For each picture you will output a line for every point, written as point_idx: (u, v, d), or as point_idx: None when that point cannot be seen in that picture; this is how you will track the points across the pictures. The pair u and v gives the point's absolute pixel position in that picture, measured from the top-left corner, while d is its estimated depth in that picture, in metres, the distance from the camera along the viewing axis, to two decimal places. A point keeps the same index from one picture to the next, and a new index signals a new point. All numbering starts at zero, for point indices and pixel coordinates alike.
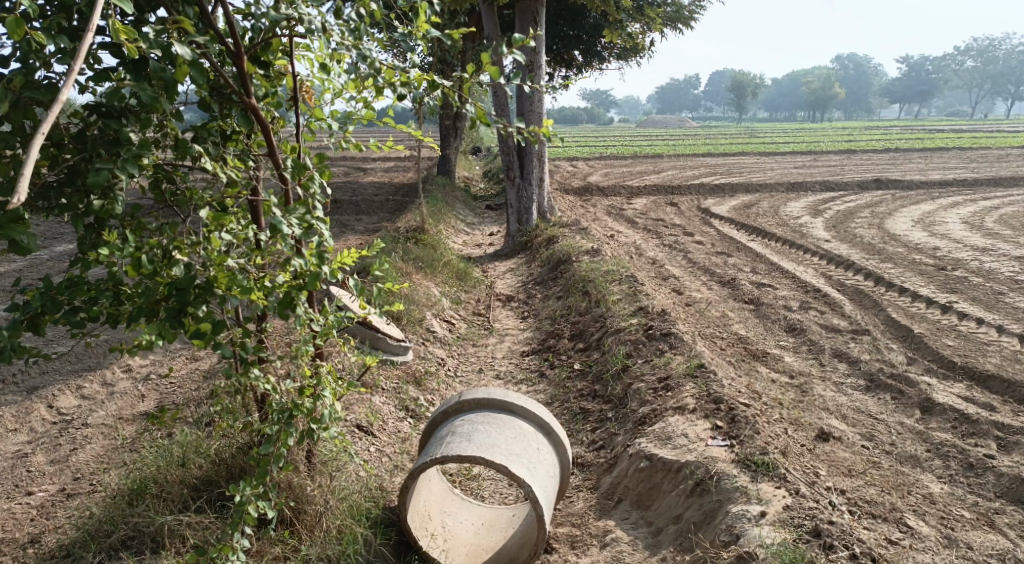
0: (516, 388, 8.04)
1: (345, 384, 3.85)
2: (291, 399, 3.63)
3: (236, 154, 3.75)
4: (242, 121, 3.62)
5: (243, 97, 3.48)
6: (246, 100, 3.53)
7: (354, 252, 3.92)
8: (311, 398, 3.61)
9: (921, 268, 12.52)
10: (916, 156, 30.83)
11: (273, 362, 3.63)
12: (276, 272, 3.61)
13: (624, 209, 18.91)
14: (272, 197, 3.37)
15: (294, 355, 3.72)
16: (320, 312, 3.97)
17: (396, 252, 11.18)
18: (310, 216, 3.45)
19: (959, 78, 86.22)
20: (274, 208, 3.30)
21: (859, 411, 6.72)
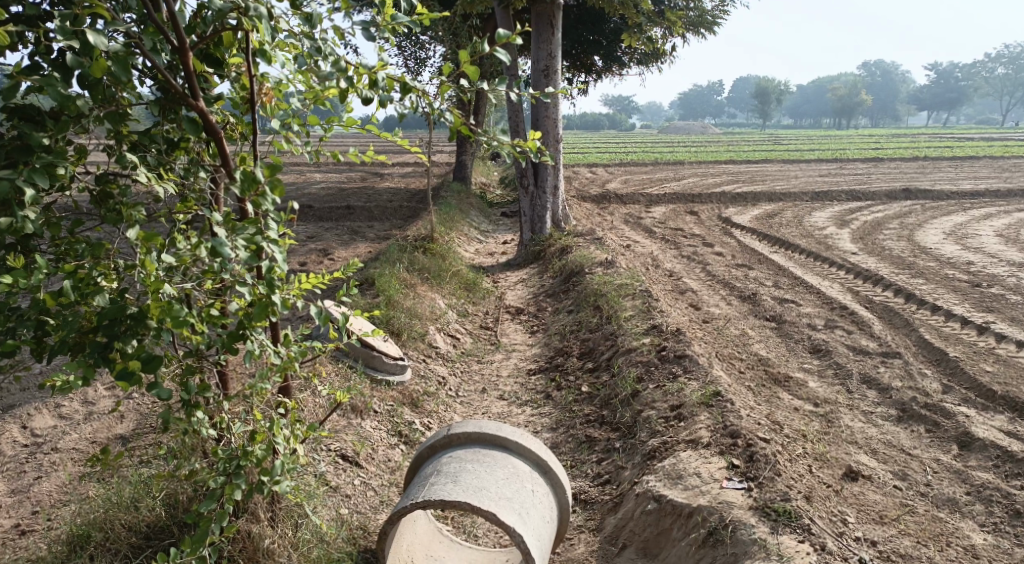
0: (519, 411, 7.55)
1: (306, 427, 3.36)
2: (242, 444, 3.16)
3: (186, 162, 3.26)
4: (189, 129, 2.91)
5: (188, 100, 2.99)
6: (194, 103, 3.02)
7: (318, 276, 3.42)
8: (263, 445, 3.13)
9: (955, 284, 11.93)
10: (946, 165, 30.09)
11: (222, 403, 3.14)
12: (227, 301, 3.11)
13: (643, 218, 18.38)
14: (215, 214, 2.85)
15: (247, 394, 3.25)
16: (282, 343, 3.48)
17: (401, 262, 10.71)
18: (262, 236, 2.89)
19: (989, 86, 84.88)
20: (215, 228, 2.77)
21: (891, 446, 6.18)
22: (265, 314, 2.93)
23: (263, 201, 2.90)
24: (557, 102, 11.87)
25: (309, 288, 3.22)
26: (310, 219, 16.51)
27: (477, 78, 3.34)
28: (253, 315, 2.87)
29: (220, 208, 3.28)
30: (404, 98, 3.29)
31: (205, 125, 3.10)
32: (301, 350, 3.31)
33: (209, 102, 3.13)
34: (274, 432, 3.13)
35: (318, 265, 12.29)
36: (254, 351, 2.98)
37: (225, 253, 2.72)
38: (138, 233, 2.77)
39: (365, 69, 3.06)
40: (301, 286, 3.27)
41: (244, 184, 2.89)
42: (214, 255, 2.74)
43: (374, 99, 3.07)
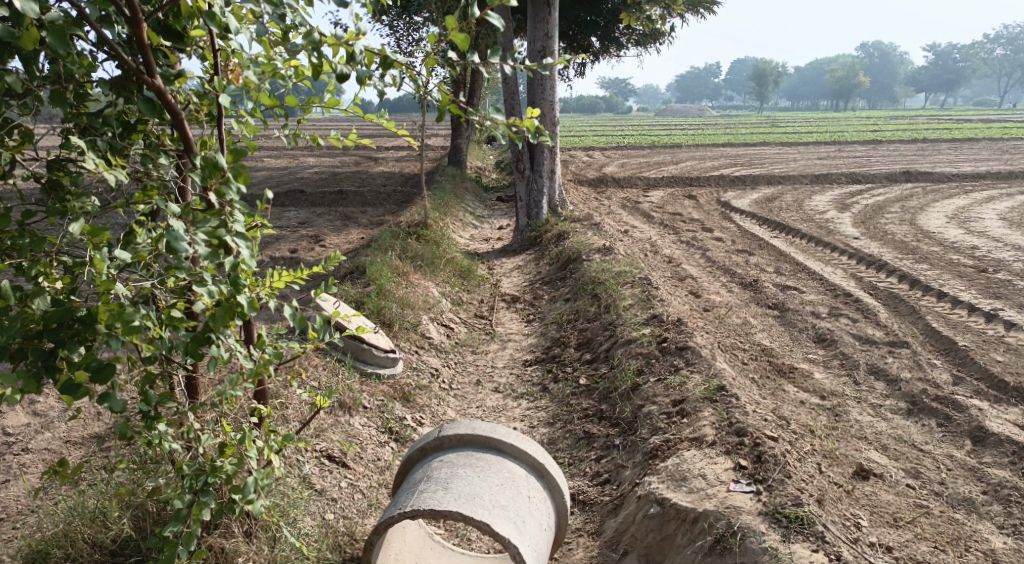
0: (515, 404, 7.29)
1: (282, 438, 3.07)
2: (209, 459, 2.87)
3: (144, 148, 2.97)
4: (143, 109, 2.65)
5: (143, 76, 2.71)
6: (149, 81, 2.74)
7: (292, 274, 3.12)
8: (233, 460, 2.85)
9: (960, 270, 11.67)
10: (945, 148, 29.80)
11: (186, 413, 2.84)
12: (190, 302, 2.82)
13: (640, 202, 18.07)
14: (172, 205, 2.56)
15: (215, 403, 2.96)
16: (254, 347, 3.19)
17: (393, 250, 10.41)
18: (226, 230, 2.60)
19: (986, 69, 84.47)
20: (171, 219, 2.48)
21: (902, 442, 5.93)
22: (231, 315, 2.63)
23: (227, 190, 2.61)
24: (553, 83, 11.56)
25: (281, 288, 2.96)
26: (302, 204, 16.19)
27: (465, 51, 3.03)
28: (216, 319, 2.58)
29: (184, 198, 3.01)
30: (383, 75, 2.99)
31: (164, 104, 2.82)
32: (274, 353, 3.05)
33: (168, 80, 2.84)
34: (246, 445, 2.84)
35: (309, 252, 11.98)
36: (220, 356, 2.70)
37: (182, 248, 2.43)
38: (83, 228, 2.47)
39: (338, 40, 2.76)
40: (273, 284, 3.00)
41: (205, 171, 2.60)
42: (169, 252, 2.45)
43: (351, 75, 2.78)
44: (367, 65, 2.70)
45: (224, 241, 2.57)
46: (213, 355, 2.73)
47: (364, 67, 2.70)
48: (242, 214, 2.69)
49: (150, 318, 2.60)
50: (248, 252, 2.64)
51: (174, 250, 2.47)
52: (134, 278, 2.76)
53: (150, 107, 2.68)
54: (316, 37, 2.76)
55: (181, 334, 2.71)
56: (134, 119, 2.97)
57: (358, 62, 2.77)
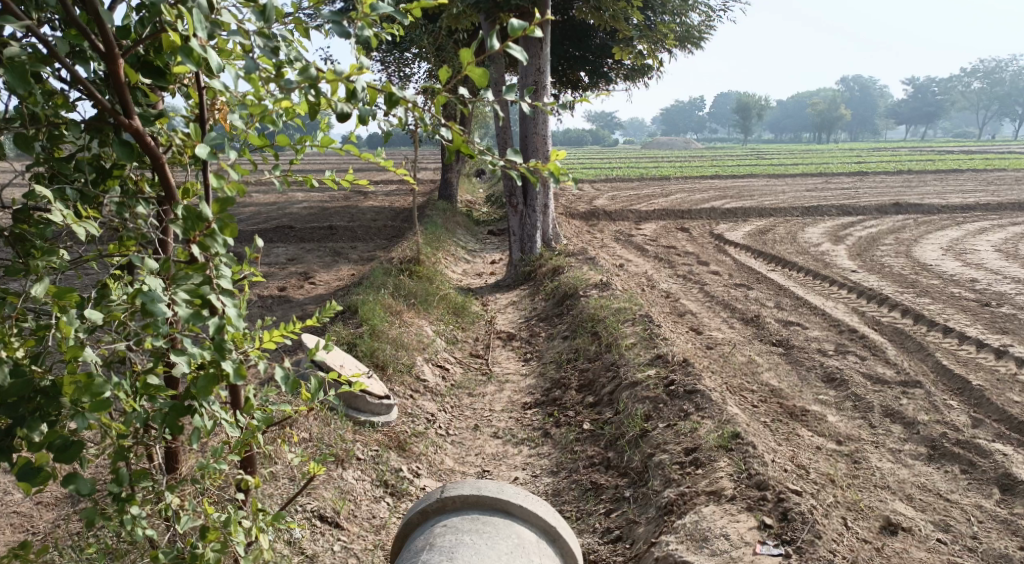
0: (516, 451, 6.94)
1: (270, 517, 2.74)
2: (189, 545, 2.53)
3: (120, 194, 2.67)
4: (117, 152, 2.35)
5: (119, 116, 2.39)
6: (126, 122, 2.42)
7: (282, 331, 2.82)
8: (216, 545, 2.50)
9: (963, 304, 11.44)
10: (931, 179, 29.85)
11: (164, 492, 2.51)
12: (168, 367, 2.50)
13: (633, 235, 17.85)
14: (149, 260, 2.25)
15: (197, 480, 2.62)
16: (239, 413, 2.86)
17: (384, 288, 10.09)
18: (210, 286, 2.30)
19: (967, 100, 85.46)
20: (148, 277, 2.17)
21: (927, 491, 5.62)
22: (215, 383, 2.31)
23: (213, 243, 2.31)
24: (546, 117, 11.35)
25: (272, 348, 2.65)
26: (291, 240, 15.89)
27: (478, 89, 2.73)
28: (198, 389, 2.27)
29: (164, 248, 2.72)
30: (387, 113, 2.68)
31: (143, 147, 2.50)
32: (264, 417, 2.73)
33: (146, 121, 2.51)
34: (233, 528, 2.49)
35: (297, 291, 11.64)
36: (203, 430, 2.38)
37: (160, 312, 2.12)
38: (48, 289, 2.17)
39: (339, 75, 2.44)
40: (262, 343, 2.69)
41: (188, 223, 2.29)
42: (146, 316, 2.14)
43: (351, 115, 2.46)
44: (372, 104, 2.39)
45: (208, 300, 2.26)
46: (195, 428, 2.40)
47: (368, 105, 2.38)
48: (229, 268, 2.38)
49: (124, 387, 2.27)
50: (235, 311, 2.31)
51: (152, 313, 2.16)
52: (107, 341, 2.46)
53: (126, 151, 2.37)
54: (314, 72, 2.46)
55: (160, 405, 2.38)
56: (110, 163, 2.67)
57: (361, 99, 2.46)
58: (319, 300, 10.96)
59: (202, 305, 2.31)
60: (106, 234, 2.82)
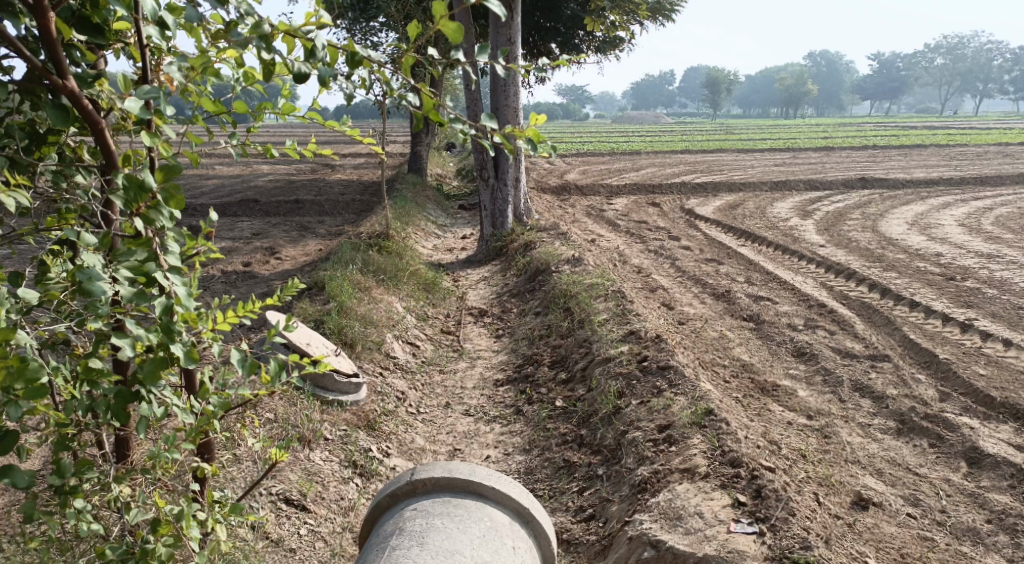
0: (488, 429, 6.89)
1: (229, 508, 2.65)
2: (141, 539, 2.44)
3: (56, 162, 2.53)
4: (52, 115, 2.23)
5: (52, 77, 2.26)
6: (60, 83, 2.28)
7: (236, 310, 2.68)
8: (168, 540, 2.41)
9: (928, 278, 11.54)
10: (896, 154, 30.14)
11: (110, 485, 2.41)
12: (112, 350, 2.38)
13: (604, 210, 17.80)
14: (89, 233, 2.13)
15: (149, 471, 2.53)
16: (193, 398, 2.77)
17: (353, 264, 9.95)
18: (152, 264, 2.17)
19: (931, 75, 86.29)
20: (84, 251, 2.05)
21: (896, 465, 5.65)
22: (162, 368, 2.20)
23: (157, 216, 2.20)
24: (517, 88, 11.21)
25: (229, 329, 2.56)
26: (257, 214, 15.66)
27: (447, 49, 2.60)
28: (145, 374, 2.17)
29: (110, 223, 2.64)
30: (349, 75, 2.56)
31: (80, 112, 2.36)
32: (220, 400, 2.65)
33: (82, 82, 2.37)
34: (186, 521, 2.40)
35: (264, 266, 11.46)
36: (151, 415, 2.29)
37: (99, 291, 2.01)
38: None
39: (295, 29, 2.33)
40: (216, 323, 2.57)
41: (131, 193, 2.15)
42: (86, 295, 2.04)
43: (310, 75, 2.33)
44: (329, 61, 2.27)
45: (153, 277, 2.15)
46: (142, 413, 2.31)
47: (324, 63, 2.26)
48: (177, 241, 2.26)
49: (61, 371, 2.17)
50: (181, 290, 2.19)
51: (90, 292, 2.05)
52: (45, 321, 2.35)
53: (60, 114, 2.24)
54: (267, 28, 2.35)
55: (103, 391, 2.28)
56: (45, 128, 2.52)
57: (321, 58, 2.34)
58: (285, 276, 10.81)
59: (146, 284, 2.18)
60: (44, 206, 2.68)
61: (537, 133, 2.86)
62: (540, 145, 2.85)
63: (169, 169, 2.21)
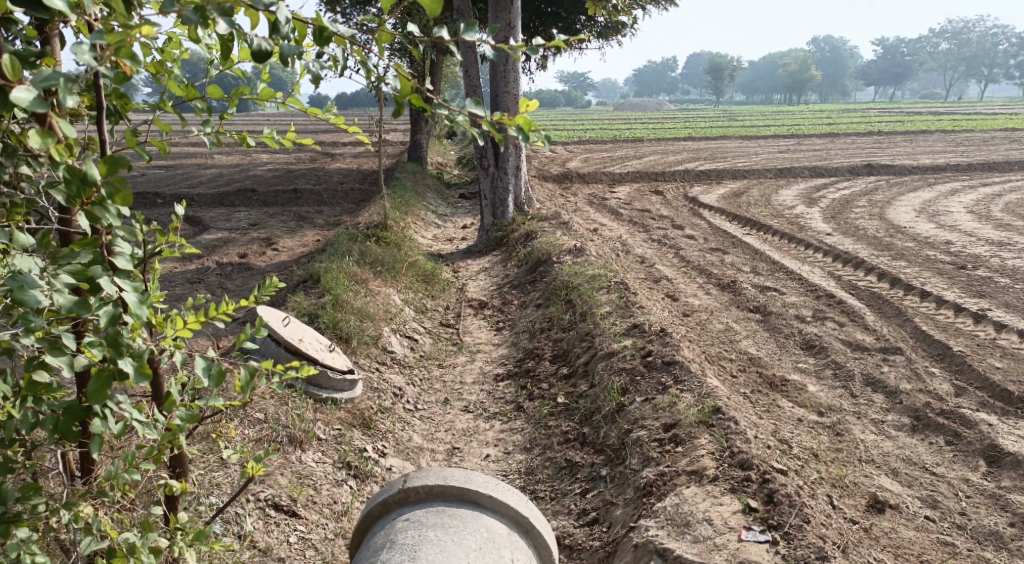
0: (487, 426, 6.67)
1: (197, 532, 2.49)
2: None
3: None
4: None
5: None
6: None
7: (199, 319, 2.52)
8: None
9: (939, 267, 11.28)
10: (901, 140, 29.81)
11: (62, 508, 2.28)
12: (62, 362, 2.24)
13: (607, 199, 17.54)
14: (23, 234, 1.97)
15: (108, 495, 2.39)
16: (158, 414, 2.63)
17: (350, 256, 9.72)
18: (97, 270, 2.02)
19: (936, 61, 85.65)
20: (15, 257, 1.95)
21: (911, 465, 5.43)
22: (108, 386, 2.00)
23: (103, 213, 2.05)
24: (517, 75, 10.94)
25: (191, 335, 2.42)
26: (255, 205, 15.43)
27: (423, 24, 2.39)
28: (88, 393, 1.97)
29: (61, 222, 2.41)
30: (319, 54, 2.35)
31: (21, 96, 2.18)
32: (186, 413, 2.51)
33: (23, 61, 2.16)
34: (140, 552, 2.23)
35: (261, 259, 11.24)
36: (104, 434, 2.18)
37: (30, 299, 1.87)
38: None
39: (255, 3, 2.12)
40: (177, 331, 2.41)
41: (73, 187, 2.02)
42: (18, 304, 1.91)
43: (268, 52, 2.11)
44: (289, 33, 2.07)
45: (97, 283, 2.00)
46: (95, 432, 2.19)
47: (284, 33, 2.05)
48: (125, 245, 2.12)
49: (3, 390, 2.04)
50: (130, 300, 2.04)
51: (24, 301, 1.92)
52: None
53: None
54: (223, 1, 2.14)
55: (50, 409, 2.14)
56: None
57: (283, 34, 2.13)
58: (281, 267, 10.60)
59: (89, 292, 2.03)
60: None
61: (528, 122, 2.62)
62: (530, 135, 2.61)
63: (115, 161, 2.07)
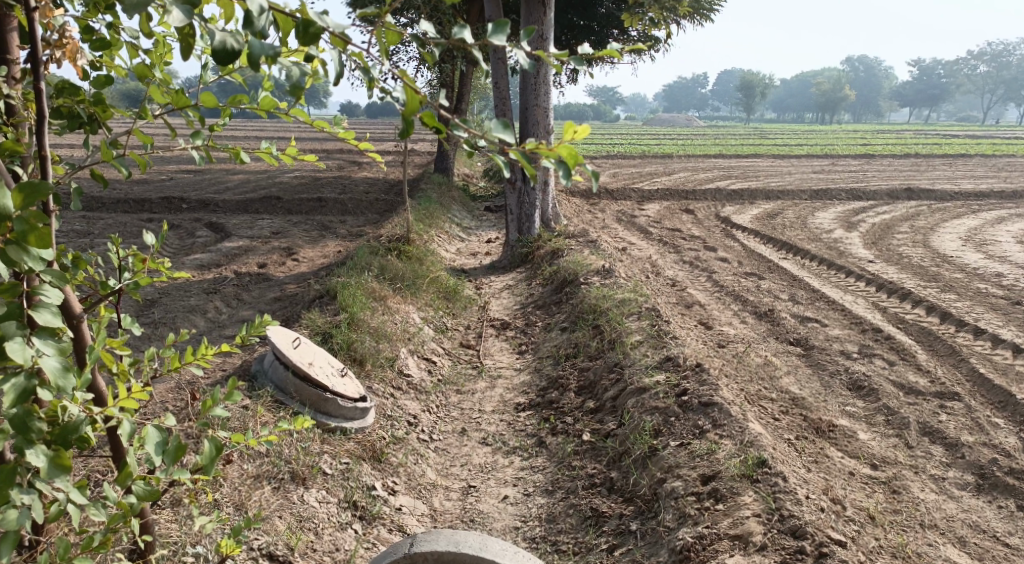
0: (506, 462, 6.15)
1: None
2: None
3: None
4: None
5: None
6: None
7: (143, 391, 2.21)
8: None
9: (991, 301, 10.65)
10: (939, 163, 29.03)
11: None
12: None
13: (637, 216, 17.00)
14: None
15: None
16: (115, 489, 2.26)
17: (368, 270, 9.26)
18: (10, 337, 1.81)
19: (973, 83, 84.23)
20: None
21: (981, 533, 4.90)
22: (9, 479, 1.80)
23: (21, 256, 1.84)
24: (548, 87, 10.46)
25: (140, 402, 2.14)
26: (278, 212, 15.06)
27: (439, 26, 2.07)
28: None
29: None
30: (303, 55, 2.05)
31: None
32: (145, 489, 2.14)
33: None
34: None
35: (276, 269, 10.81)
36: (19, 527, 1.87)
37: None
38: None
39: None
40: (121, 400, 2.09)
41: None
42: None
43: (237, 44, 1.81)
44: (268, 26, 1.88)
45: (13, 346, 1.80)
46: (9, 526, 1.87)
47: (259, 25, 1.87)
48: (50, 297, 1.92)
49: None
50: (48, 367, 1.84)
51: None
52: None
53: None
54: None
55: None
56: None
57: (258, 29, 1.88)
58: (299, 280, 10.16)
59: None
60: None
61: (571, 154, 2.19)
62: (574, 171, 2.19)
63: (36, 192, 1.81)
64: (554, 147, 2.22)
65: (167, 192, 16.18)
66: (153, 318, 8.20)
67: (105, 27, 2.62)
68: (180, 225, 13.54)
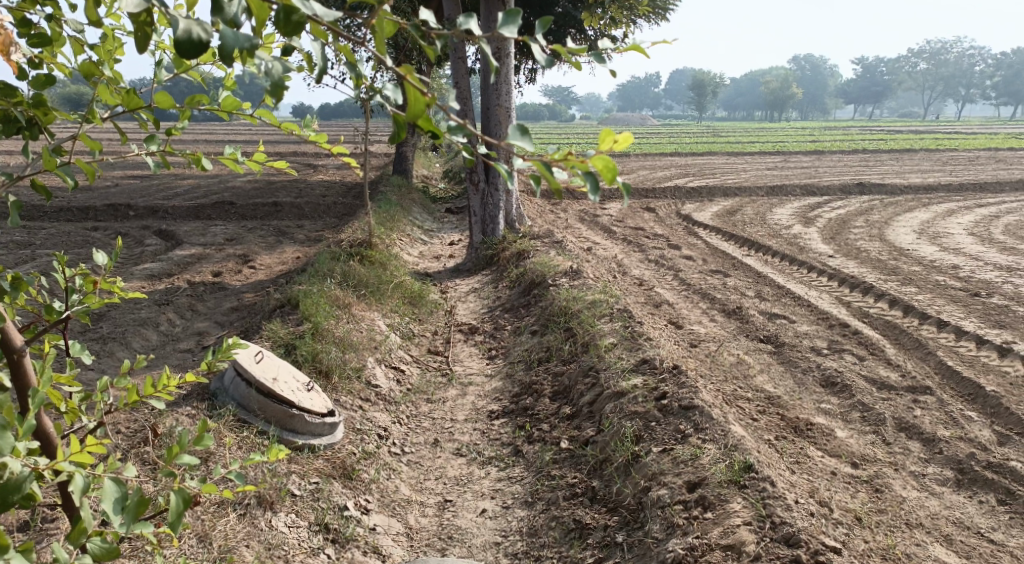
0: (482, 474, 5.99)
1: None
2: None
3: None
4: None
5: None
6: None
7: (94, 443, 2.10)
8: None
9: (951, 293, 10.75)
10: (888, 158, 29.51)
11: None
12: None
13: (599, 216, 16.94)
14: None
15: None
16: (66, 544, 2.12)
17: (330, 278, 9.01)
18: None
19: (916, 79, 86.18)
20: None
21: (965, 530, 4.86)
22: None
23: None
24: (509, 88, 10.30)
25: (93, 456, 2.02)
26: (232, 219, 14.68)
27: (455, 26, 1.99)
28: None
29: None
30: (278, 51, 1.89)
31: None
32: (100, 546, 2.04)
33: None
34: None
35: (234, 278, 10.50)
36: None
37: None
38: None
39: None
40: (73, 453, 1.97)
41: None
42: None
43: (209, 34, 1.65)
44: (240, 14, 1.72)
45: None
46: None
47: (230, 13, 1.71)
48: None
49: None
50: None
51: None
52: None
53: None
54: None
55: None
56: None
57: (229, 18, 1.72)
58: (258, 288, 9.87)
59: None
60: None
61: (607, 167, 1.96)
62: (610, 185, 1.95)
63: None
64: (590, 159, 2.01)
65: (113, 199, 15.67)
66: (105, 332, 7.87)
67: (47, 20, 2.41)
68: (131, 234, 13.11)
